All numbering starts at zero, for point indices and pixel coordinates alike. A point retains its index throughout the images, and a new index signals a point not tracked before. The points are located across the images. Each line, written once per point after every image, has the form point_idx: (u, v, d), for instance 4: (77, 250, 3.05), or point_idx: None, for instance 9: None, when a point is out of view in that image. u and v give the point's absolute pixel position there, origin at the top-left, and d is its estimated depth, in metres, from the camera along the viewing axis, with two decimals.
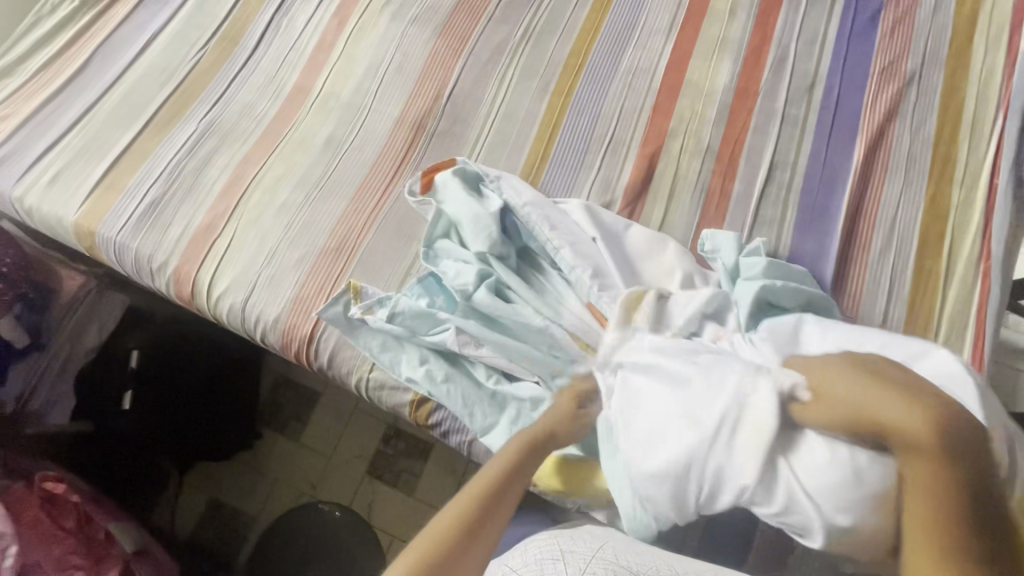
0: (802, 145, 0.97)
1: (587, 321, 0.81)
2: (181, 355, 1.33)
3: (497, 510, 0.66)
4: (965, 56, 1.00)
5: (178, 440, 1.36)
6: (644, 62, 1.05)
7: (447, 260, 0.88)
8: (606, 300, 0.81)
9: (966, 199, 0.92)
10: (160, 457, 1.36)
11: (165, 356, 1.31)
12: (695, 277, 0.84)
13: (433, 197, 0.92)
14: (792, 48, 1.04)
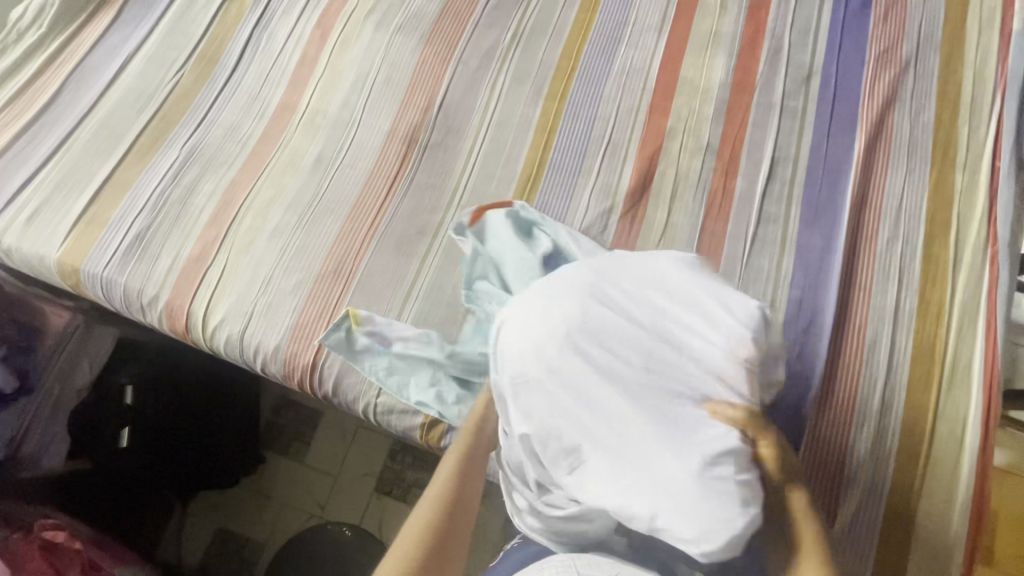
0: (803, 138, 0.96)
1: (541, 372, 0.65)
2: (188, 391, 1.31)
3: (465, 496, 0.70)
4: (960, 38, 0.99)
5: (183, 475, 1.33)
6: (637, 62, 1.03)
7: (488, 305, 0.84)
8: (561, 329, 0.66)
9: (970, 182, 0.92)
10: (164, 489, 1.33)
11: (174, 391, 1.28)
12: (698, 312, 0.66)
13: (479, 239, 0.88)
14: (786, 39, 1.02)
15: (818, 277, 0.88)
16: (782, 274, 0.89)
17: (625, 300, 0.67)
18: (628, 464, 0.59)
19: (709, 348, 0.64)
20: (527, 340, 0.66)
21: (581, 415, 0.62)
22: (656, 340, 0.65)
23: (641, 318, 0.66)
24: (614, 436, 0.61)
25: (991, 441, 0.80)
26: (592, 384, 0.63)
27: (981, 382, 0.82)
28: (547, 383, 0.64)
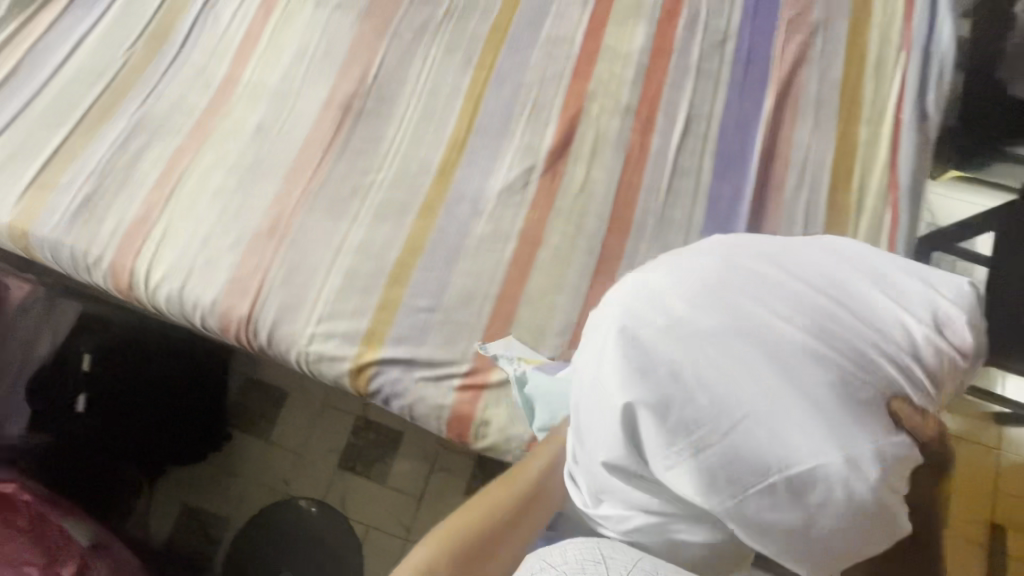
0: (717, 98, 1.01)
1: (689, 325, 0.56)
2: (136, 362, 1.32)
3: (542, 497, 0.70)
4: (868, 3, 1.05)
5: (136, 445, 1.34)
6: (563, 31, 1.08)
7: None
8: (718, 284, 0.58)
9: (874, 135, 0.96)
10: (120, 461, 1.34)
11: (123, 361, 1.31)
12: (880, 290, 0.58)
13: None
14: (704, 8, 1.07)
15: (728, 225, 0.92)
16: (693, 223, 0.93)
17: (798, 267, 0.60)
18: (793, 447, 0.51)
19: (907, 326, 0.56)
20: (669, 288, 0.58)
21: (735, 377, 0.53)
22: (836, 309, 0.56)
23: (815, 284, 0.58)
24: (780, 411, 0.52)
25: None
26: (751, 343, 0.53)
27: None
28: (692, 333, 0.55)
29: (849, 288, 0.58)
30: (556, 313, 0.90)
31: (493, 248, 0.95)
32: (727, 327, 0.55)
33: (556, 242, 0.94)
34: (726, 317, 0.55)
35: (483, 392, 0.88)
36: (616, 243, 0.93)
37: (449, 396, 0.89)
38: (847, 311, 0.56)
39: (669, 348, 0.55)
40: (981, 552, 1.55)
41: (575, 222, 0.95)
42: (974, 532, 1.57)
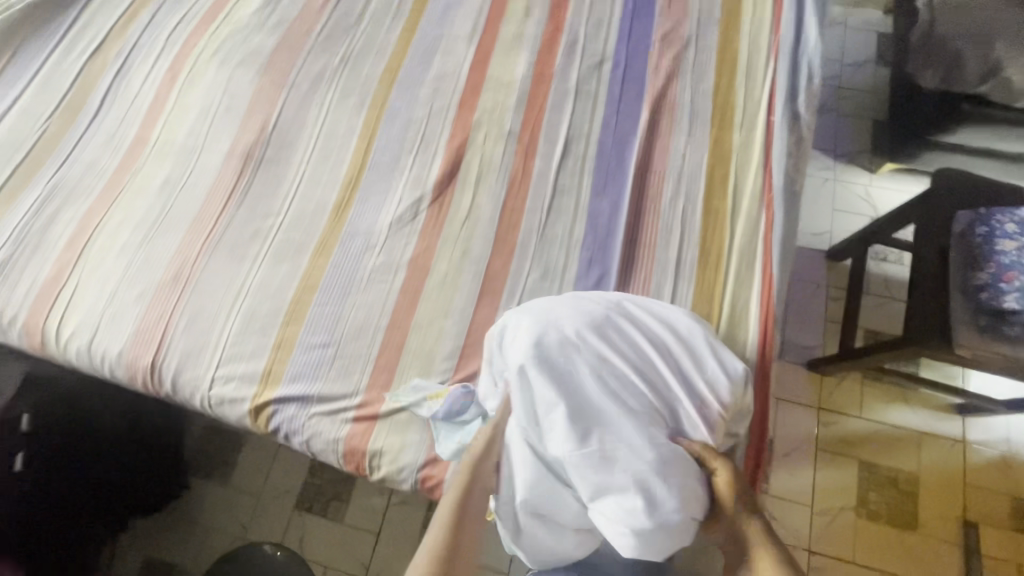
0: (595, 116, 1.04)
1: (566, 357, 0.78)
2: (99, 432, 1.25)
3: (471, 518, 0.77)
4: (736, 14, 1.08)
5: (107, 505, 1.32)
6: (450, 67, 1.14)
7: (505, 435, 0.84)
8: (589, 329, 0.80)
9: (747, 138, 0.98)
10: (93, 522, 1.31)
11: (85, 434, 1.24)
12: (699, 349, 0.80)
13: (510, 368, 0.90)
14: (581, 32, 1.12)
15: (607, 237, 0.94)
16: (574, 238, 0.95)
17: (644, 322, 0.83)
18: (622, 470, 0.71)
19: (700, 387, 0.79)
20: (561, 325, 0.80)
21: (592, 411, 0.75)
22: (658, 367, 0.80)
23: (655, 342, 0.81)
24: (614, 439, 0.73)
25: (763, 373, 0.84)
26: (606, 388, 0.76)
27: (758, 322, 0.86)
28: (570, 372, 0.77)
29: (677, 336, 0.81)
30: (444, 338, 0.92)
31: (384, 280, 0.98)
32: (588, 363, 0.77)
33: (443, 268, 0.96)
34: (592, 364, 0.77)
35: (376, 422, 0.89)
36: (500, 263, 0.95)
37: (344, 430, 0.90)
38: (663, 367, 0.80)
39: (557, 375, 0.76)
40: (959, 553, 1.47)
41: (461, 247, 0.97)
42: (951, 531, 1.49)
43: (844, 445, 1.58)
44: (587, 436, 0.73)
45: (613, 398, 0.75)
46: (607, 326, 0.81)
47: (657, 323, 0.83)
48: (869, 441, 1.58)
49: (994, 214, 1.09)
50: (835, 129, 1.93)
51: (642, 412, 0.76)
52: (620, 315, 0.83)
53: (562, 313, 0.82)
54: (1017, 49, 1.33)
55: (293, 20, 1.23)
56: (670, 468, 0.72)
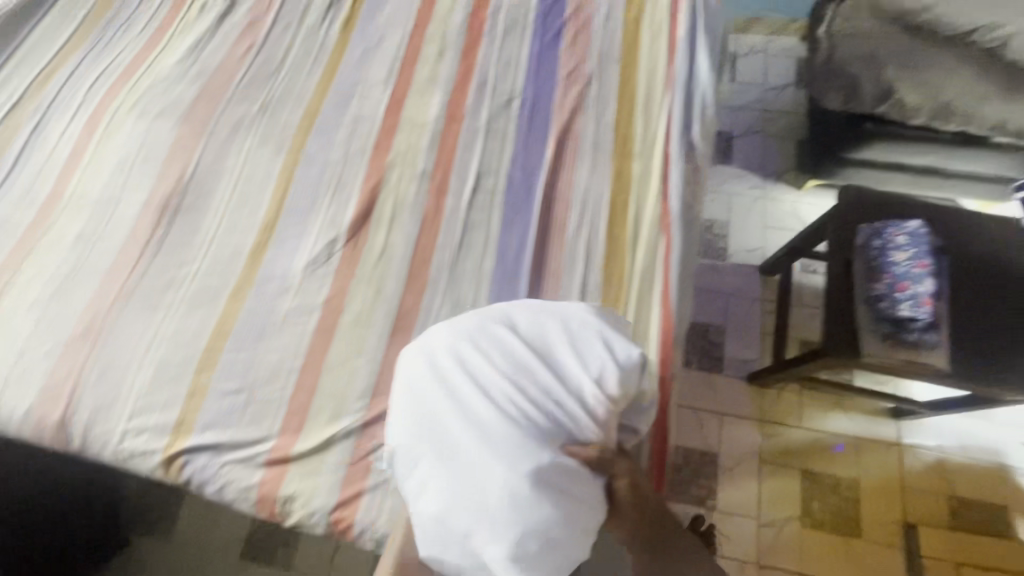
0: (504, 152, 1.08)
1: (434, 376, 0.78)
2: (60, 506, 1.18)
3: None
4: (634, 52, 1.15)
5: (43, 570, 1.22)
6: (366, 111, 1.17)
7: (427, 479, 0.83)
8: (462, 345, 0.81)
9: (646, 168, 1.03)
10: None
11: (40, 508, 1.16)
12: (579, 346, 0.81)
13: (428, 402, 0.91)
14: (491, 73, 1.17)
15: (514, 269, 0.97)
16: (483, 272, 0.98)
17: (523, 328, 0.83)
18: (501, 482, 0.68)
19: (580, 384, 0.79)
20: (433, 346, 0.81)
21: (467, 423, 0.73)
22: (537, 371, 0.80)
23: (532, 347, 0.82)
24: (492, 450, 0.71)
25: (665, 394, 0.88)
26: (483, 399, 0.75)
27: (658, 345, 0.90)
28: (446, 389, 0.77)
29: (553, 339, 0.82)
30: (356, 377, 0.93)
31: (298, 322, 0.98)
32: (459, 379, 0.77)
33: (357, 307, 0.98)
34: (467, 377, 0.77)
35: (287, 466, 0.88)
36: (412, 300, 0.97)
37: (255, 476, 0.89)
38: (542, 371, 0.79)
39: (433, 395, 0.76)
40: (900, 556, 1.50)
41: (374, 286, 0.99)
42: (891, 535, 1.52)
43: (786, 455, 1.61)
44: (453, 456, 0.71)
45: (482, 412, 0.74)
46: (481, 339, 0.81)
47: (535, 329, 0.83)
48: (809, 449, 1.62)
49: (888, 228, 1.16)
50: (762, 149, 2.03)
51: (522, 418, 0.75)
52: (498, 324, 0.83)
53: (438, 334, 0.83)
54: (904, 73, 1.42)
55: (214, 71, 1.26)
56: (538, 475, 0.69)
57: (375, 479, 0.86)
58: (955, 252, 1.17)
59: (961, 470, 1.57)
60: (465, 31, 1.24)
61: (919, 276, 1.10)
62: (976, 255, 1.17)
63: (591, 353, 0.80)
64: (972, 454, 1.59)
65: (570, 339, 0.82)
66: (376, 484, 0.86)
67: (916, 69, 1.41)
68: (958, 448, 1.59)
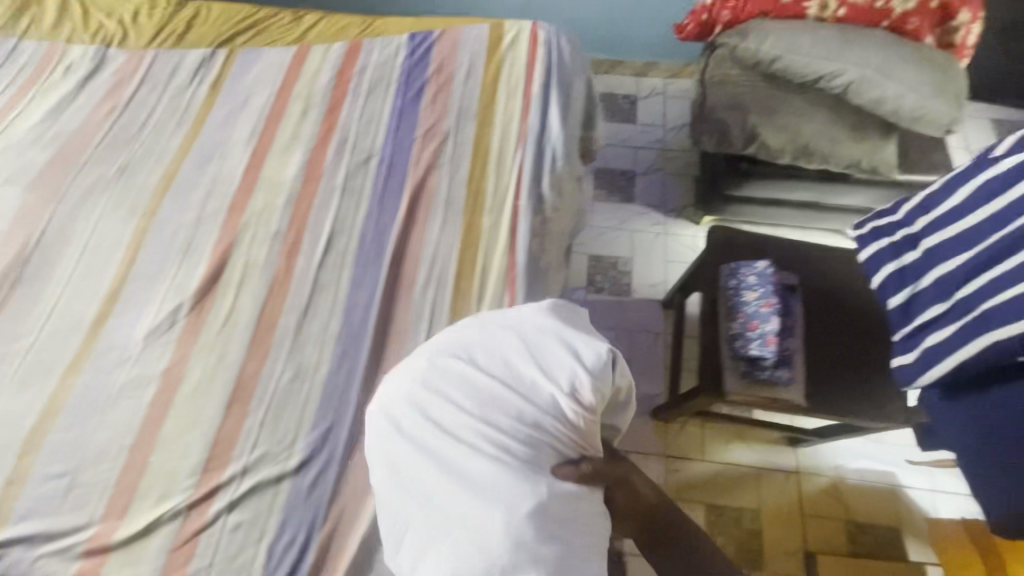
0: (358, 210, 1.08)
1: (405, 429, 0.76)
2: None
3: None
4: (490, 109, 1.19)
5: None
6: (224, 171, 1.16)
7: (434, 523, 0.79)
8: (423, 389, 0.79)
9: (495, 222, 1.05)
10: None
11: None
12: (540, 360, 0.79)
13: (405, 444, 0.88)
14: (352, 131, 1.18)
15: (360, 329, 0.96)
16: (329, 334, 0.96)
17: (481, 355, 0.81)
18: (500, 528, 0.65)
19: (555, 399, 0.76)
20: (393, 402, 0.80)
21: (446, 473, 0.71)
22: (508, 395, 0.77)
23: (499, 372, 0.79)
24: (475, 493, 0.69)
25: None
26: (454, 445, 0.73)
27: None
28: (414, 444, 0.75)
29: (514, 359, 0.79)
30: (189, 452, 0.89)
31: (133, 396, 0.94)
32: (429, 427, 0.75)
33: (195, 377, 0.94)
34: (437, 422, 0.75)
35: (106, 555, 0.83)
36: (254, 367, 0.95)
37: (70, 568, 0.83)
38: (514, 394, 0.76)
39: (405, 454, 0.75)
40: None
41: (217, 354, 0.96)
42: (793, 565, 1.53)
43: (690, 490, 1.62)
44: (446, 508, 0.69)
45: (461, 456, 0.72)
46: (441, 379, 0.79)
47: (492, 354, 0.81)
48: (713, 482, 1.63)
49: (738, 270, 1.21)
50: (662, 187, 2.10)
51: (499, 450, 0.72)
52: (457, 357, 0.81)
53: (395, 386, 0.82)
54: (766, 116, 1.52)
55: (73, 134, 1.23)
56: (540, 511, 0.67)
57: (198, 563, 0.81)
58: (808, 287, 1.21)
59: (856, 493, 1.61)
60: (331, 90, 1.25)
61: (767, 315, 1.14)
62: (828, 290, 1.21)
63: (555, 365, 0.78)
64: (867, 477, 1.63)
65: (530, 357, 0.79)
66: (199, 568, 0.81)
67: (776, 112, 1.51)
68: (853, 472, 1.63)
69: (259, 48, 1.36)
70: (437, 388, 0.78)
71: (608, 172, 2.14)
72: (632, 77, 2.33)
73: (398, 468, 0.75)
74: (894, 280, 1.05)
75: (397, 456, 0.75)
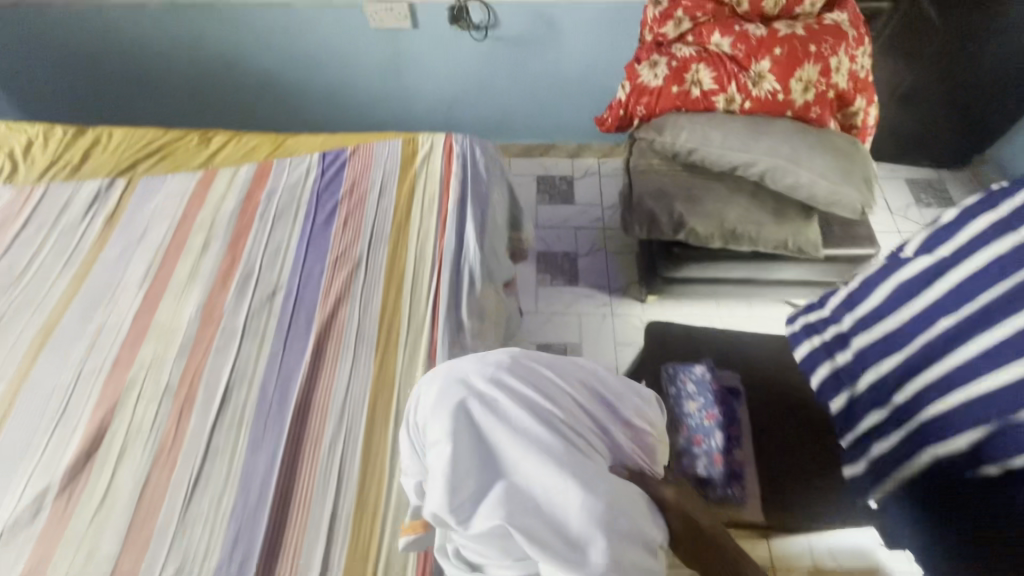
0: (261, 355, 0.99)
1: (490, 393, 0.69)
2: None
3: None
4: (404, 229, 1.14)
5: None
6: (114, 318, 1.05)
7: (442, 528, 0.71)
8: (506, 364, 0.72)
9: (410, 357, 0.97)
10: None
11: None
12: (606, 380, 0.80)
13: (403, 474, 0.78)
14: (257, 264, 1.11)
15: (258, 503, 0.84)
16: (221, 512, 0.84)
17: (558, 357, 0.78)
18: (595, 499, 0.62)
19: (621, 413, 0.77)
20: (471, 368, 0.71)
21: (533, 435, 0.66)
22: (582, 394, 0.75)
23: (572, 372, 0.77)
24: (567, 461, 0.64)
25: None
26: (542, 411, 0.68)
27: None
28: (502, 404, 0.67)
29: (588, 367, 0.78)
30: None
31: None
32: (517, 393, 0.69)
33: None
34: (521, 392, 0.69)
35: None
36: (129, 563, 0.80)
37: None
38: (586, 396, 0.75)
39: (491, 418, 0.66)
40: None
41: (87, 549, 0.81)
42: None
43: None
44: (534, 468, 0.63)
45: (547, 429, 0.67)
46: (522, 359, 0.74)
47: (565, 358, 0.79)
48: None
49: (678, 375, 1.13)
50: (605, 267, 2.09)
51: (575, 435, 0.70)
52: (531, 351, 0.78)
53: (467, 358, 0.74)
54: (691, 205, 1.52)
55: None
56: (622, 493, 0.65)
57: None
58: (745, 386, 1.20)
59: None
60: (236, 217, 1.19)
61: (710, 429, 1.06)
62: (763, 389, 1.20)
63: (620, 388, 0.80)
64: None
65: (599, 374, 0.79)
66: None
67: (701, 201, 1.52)
68: None
69: (161, 175, 1.29)
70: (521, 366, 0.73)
71: (549, 256, 2.12)
72: (566, 158, 2.36)
73: (477, 425, 0.66)
74: (831, 381, 1.01)
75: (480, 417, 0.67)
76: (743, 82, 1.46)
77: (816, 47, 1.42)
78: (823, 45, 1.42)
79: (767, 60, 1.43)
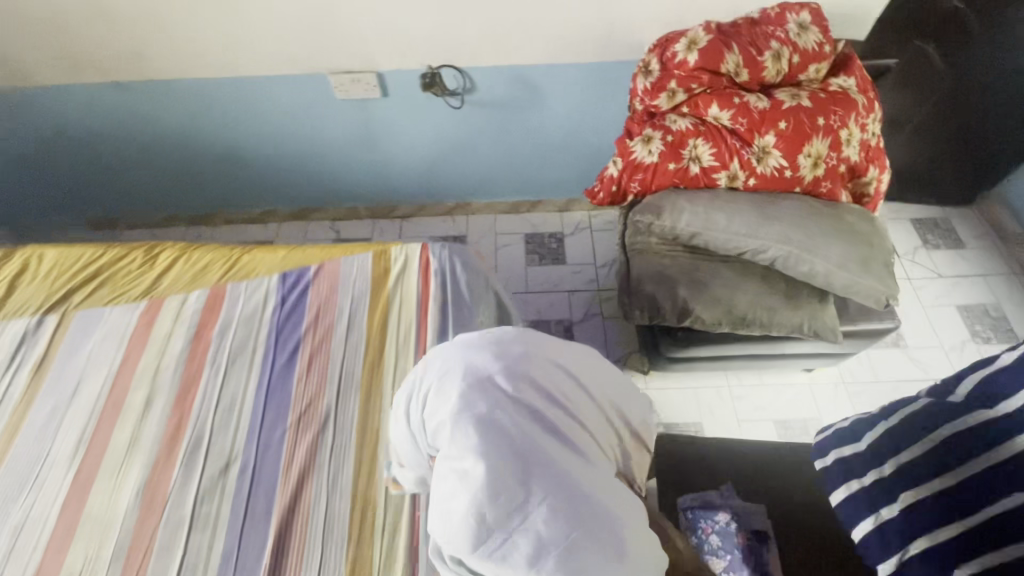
0: (212, 555, 0.84)
1: (514, 401, 0.63)
2: None
3: None
4: (378, 371, 0.99)
5: None
6: (39, 508, 0.89)
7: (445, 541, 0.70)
8: (527, 365, 0.67)
9: (388, 551, 0.82)
10: None
11: None
12: (614, 387, 0.77)
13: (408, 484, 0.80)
14: (207, 426, 0.96)
15: None
16: None
17: (571, 353, 0.74)
18: (618, 524, 0.60)
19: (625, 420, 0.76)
20: (494, 370, 0.65)
21: (558, 453, 0.61)
22: (594, 398, 0.72)
23: (585, 372, 0.73)
24: (591, 480, 0.61)
25: None
26: (561, 421, 0.65)
27: None
28: (524, 413, 0.63)
29: (597, 367, 0.76)
30: None
31: None
32: (535, 398, 0.65)
33: None
34: (540, 398, 0.65)
35: None
36: None
37: None
38: (598, 401, 0.73)
39: (518, 430, 0.60)
40: None
41: None
42: None
43: None
44: (561, 490, 0.58)
45: (567, 443, 0.64)
46: (540, 357, 0.69)
47: (575, 353, 0.75)
48: None
49: (699, 523, 1.06)
50: (603, 335, 1.95)
51: (591, 446, 0.67)
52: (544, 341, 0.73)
53: (485, 353, 0.68)
54: (695, 290, 1.37)
55: None
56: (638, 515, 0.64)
57: None
58: (774, 513, 1.05)
59: None
60: (183, 363, 1.03)
61: None
62: (795, 514, 1.04)
63: (626, 395, 0.78)
64: None
65: (606, 375, 0.77)
66: None
67: (706, 286, 1.37)
68: None
69: (99, 306, 1.14)
70: (543, 367, 0.68)
71: (543, 325, 1.97)
72: (556, 214, 2.21)
73: (503, 439, 0.60)
74: None
75: (506, 427, 0.61)
76: (746, 157, 1.33)
77: (824, 120, 1.30)
78: (831, 118, 1.30)
79: (772, 134, 1.31)
